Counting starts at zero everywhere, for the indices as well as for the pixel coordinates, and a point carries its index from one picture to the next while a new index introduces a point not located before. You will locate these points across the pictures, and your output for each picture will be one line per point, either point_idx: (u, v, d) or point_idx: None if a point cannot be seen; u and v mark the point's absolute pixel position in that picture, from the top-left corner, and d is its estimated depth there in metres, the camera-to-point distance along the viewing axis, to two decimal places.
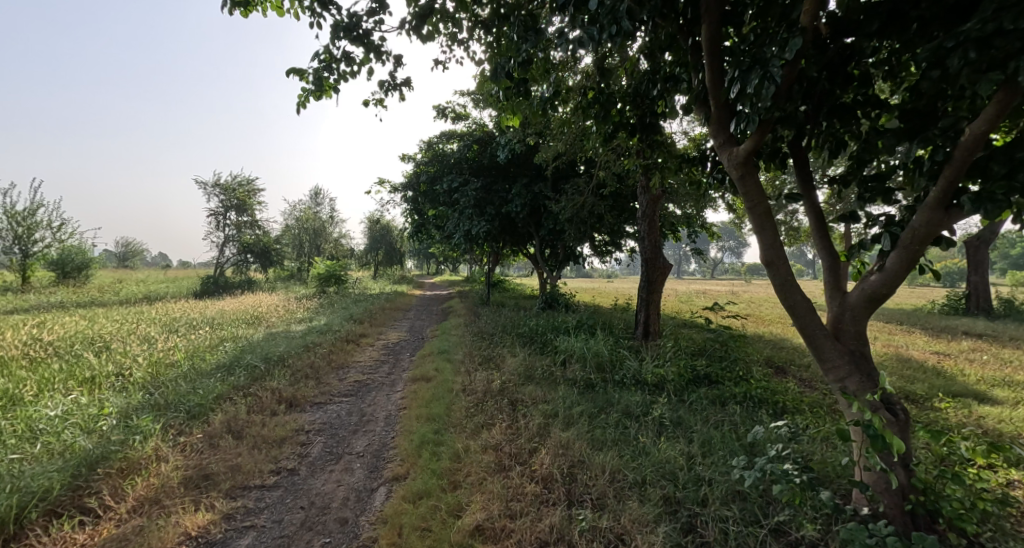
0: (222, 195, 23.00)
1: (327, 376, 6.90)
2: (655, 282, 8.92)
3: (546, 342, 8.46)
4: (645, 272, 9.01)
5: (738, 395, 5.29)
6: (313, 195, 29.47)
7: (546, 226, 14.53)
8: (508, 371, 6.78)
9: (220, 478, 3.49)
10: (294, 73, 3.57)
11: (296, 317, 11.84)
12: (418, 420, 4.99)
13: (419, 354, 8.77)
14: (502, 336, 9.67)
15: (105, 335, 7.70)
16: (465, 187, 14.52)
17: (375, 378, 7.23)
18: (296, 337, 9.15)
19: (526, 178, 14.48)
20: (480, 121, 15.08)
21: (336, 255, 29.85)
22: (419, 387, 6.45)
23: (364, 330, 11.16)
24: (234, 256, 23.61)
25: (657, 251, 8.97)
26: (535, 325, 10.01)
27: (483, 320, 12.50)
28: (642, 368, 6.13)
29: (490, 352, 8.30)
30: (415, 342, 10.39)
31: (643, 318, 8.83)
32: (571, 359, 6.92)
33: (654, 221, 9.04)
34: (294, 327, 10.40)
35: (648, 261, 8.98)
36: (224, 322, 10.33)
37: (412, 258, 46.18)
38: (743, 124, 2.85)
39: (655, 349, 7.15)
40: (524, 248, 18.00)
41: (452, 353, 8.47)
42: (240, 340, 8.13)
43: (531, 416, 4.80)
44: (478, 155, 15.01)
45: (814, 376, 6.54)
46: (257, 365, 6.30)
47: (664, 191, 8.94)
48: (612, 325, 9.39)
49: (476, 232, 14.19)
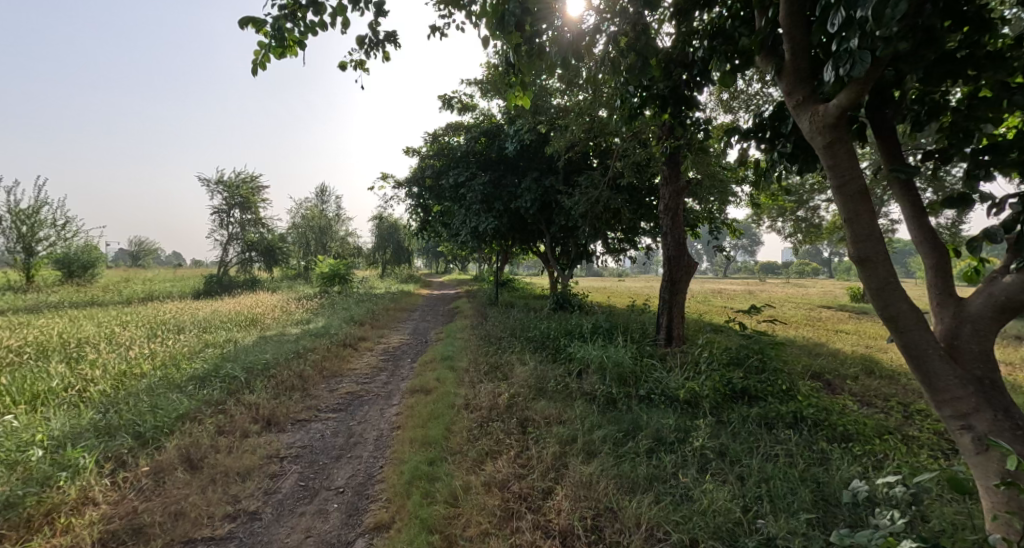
0: (226, 193, 22.54)
1: (316, 388, 6.21)
2: (680, 282, 8.12)
3: (559, 349, 7.72)
4: (667, 270, 8.22)
5: (786, 415, 4.50)
6: (319, 192, 29.01)
7: (557, 223, 13.76)
8: (518, 383, 6.04)
9: (155, 532, 2.81)
10: (248, 22, 2.88)
11: (292, 319, 11.21)
12: (412, 445, 4.28)
13: (421, 361, 8.07)
14: (511, 341, 8.92)
15: (78, 340, 7.08)
16: (472, 181, 13.81)
17: (370, 389, 6.54)
18: (291, 342, 8.51)
19: (536, 172, 13.73)
20: (488, 112, 14.38)
21: (343, 254, 29.33)
22: (418, 401, 5.74)
23: (365, 333, 10.49)
24: (238, 255, 23.16)
25: (682, 248, 8.16)
26: (546, 328, 9.23)
27: (490, 323, 11.78)
28: (672, 380, 5.34)
29: (498, 359, 7.53)
30: (418, 347, 9.72)
31: (665, 321, 8.07)
32: (589, 370, 6.14)
33: (678, 215, 8.22)
34: (290, 331, 9.72)
35: (672, 259, 8.17)
36: (216, 325, 9.70)
37: (420, 257, 45.73)
38: (841, 67, 2.05)
39: (683, 357, 6.36)
40: (534, 246, 17.26)
41: (456, 360, 7.74)
42: (226, 346, 7.50)
43: (545, 444, 4.08)
44: (486, 148, 14.30)
45: (867, 391, 5.73)
46: (236, 375, 5.63)
47: (690, 181, 8.12)
48: (629, 328, 8.61)
49: (483, 228, 13.48)
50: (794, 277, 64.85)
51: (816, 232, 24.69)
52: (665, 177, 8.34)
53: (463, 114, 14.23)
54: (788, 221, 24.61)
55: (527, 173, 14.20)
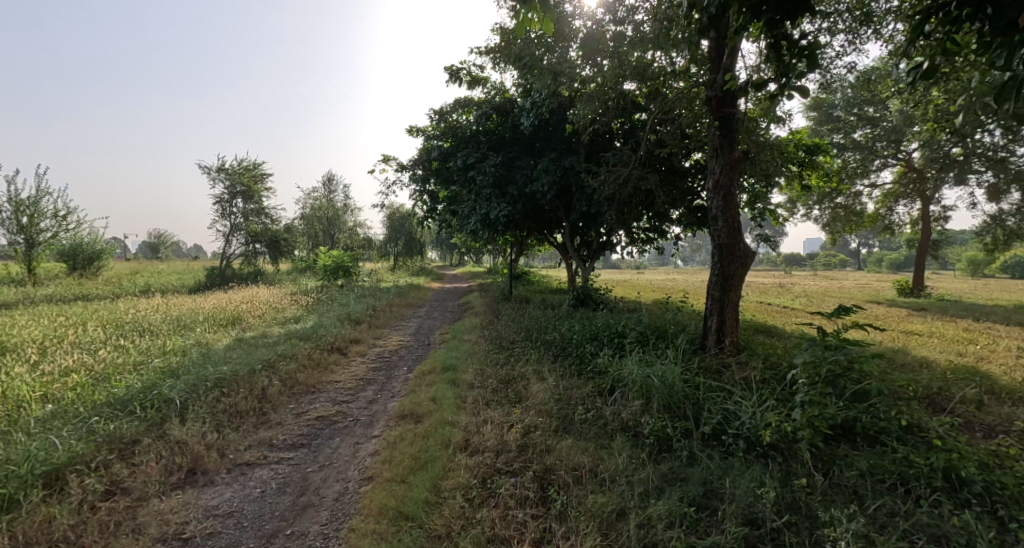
0: (228, 181, 21.55)
1: (278, 412, 4.91)
2: (735, 278, 6.58)
3: (585, 357, 6.35)
4: (718, 262, 6.68)
5: (932, 477, 3.06)
6: (326, 182, 27.92)
7: (577, 209, 12.31)
8: (534, 411, 4.63)
9: None
10: None
11: (281, 318, 10.03)
12: (381, 519, 2.96)
13: (417, 371, 6.75)
14: (526, 346, 7.54)
15: (9, 346, 5.94)
16: (483, 163, 12.42)
17: (350, 411, 5.24)
18: (268, 346, 7.28)
19: (555, 152, 12.31)
20: (500, 85, 12.97)
21: (352, 246, 28.27)
22: (404, 432, 4.38)
23: (359, 334, 9.22)
24: (242, 247, 22.24)
25: (738, 234, 6.59)
26: (566, 331, 7.83)
27: (502, 321, 10.45)
28: (749, 411, 3.87)
29: (510, 373, 6.15)
30: (419, 350, 8.48)
31: (715, 326, 6.59)
32: (628, 393, 4.68)
33: (733, 194, 6.61)
34: (271, 333, 8.48)
35: (723, 249, 6.63)
36: (188, 326, 8.49)
37: (435, 248, 44.75)
38: None
39: (751, 377, 4.86)
40: (551, 235, 15.87)
41: (459, 372, 6.38)
42: (185, 353, 6.31)
43: (579, 545, 2.67)
44: (498, 126, 12.90)
45: (1012, 422, 4.22)
46: (169, 397, 4.35)
47: (749, 152, 6.51)
48: (667, 330, 7.12)
49: (495, 216, 12.14)
50: (820, 269, 62.25)
51: (856, 220, 22.76)
52: (715, 148, 6.77)
53: (473, 88, 12.79)
54: (826, 206, 22.79)
55: (544, 153, 12.76)
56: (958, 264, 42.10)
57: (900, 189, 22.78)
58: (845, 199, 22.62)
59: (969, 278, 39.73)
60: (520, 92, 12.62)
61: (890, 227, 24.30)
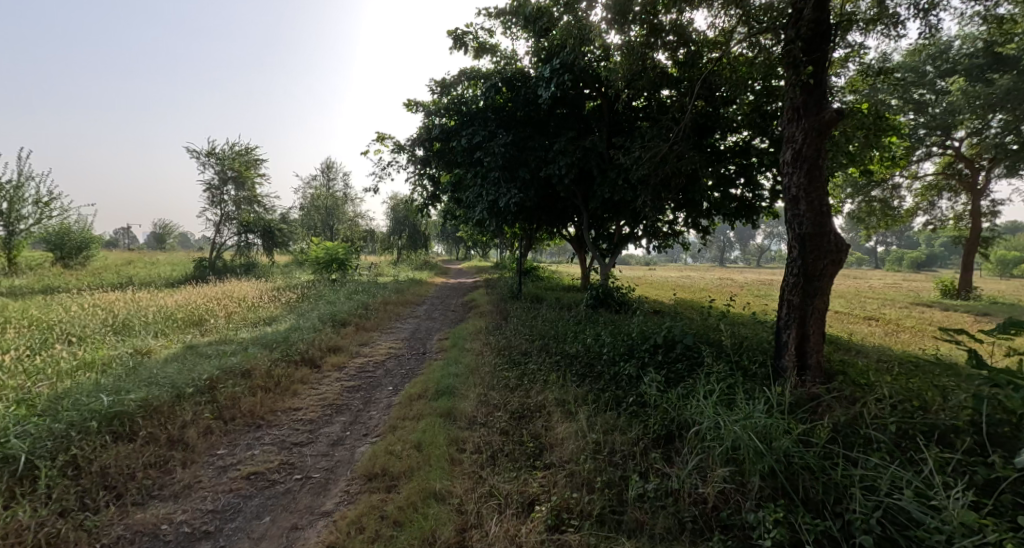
0: (218, 166, 20.11)
1: (194, 467, 3.43)
2: (823, 279, 4.94)
3: (622, 385, 4.87)
4: (799, 258, 5.04)
5: None
6: (325, 169, 26.43)
7: (598, 197, 10.75)
8: (566, 480, 3.15)
9: None
10: None
11: (253, 318, 8.57)
12: None
13: (403, 395, 5.26)
14: (542, 363, 6.04)
15: None
16: (491, 142, 10.88)
17: (304, 459, 3.78)
18: (220, 358, 5.80)
19: (573, 131, 10.77)
20: (511, 53, 11.37)
21: (352, 238, 26.81)
22: (367, 514, 2.90)
23: (342, 341, 7.74)
24: (233, 237, 20.90)
25: (827, 221, 4.93)
26: (592, 342, 6.32)
27: (512, 325, 8.96)
28: (930, 513, 2.33)
29: (524, 404, 4.66)
30: (411, 361, 7.04)
31: (794, 341, 4.99)
32: (705, 455, 3.13)
33: (820, 168, 4.96)
34: (233, 339, 7.01)
35: (806, 242, 4.99)
36: (136, 330, 7.04)
37: (440, 241, 43.33)
38: None
39: (883, 429, 3.32)
40: (565, 226, 14.36)
41: (456, 400, 4.90)
42: (100, 372, 4.83)
43: None
44: (508, 101, 11.33)
45: None
46: (12, 454, 2.89)
47: (844, 111, 4.82)
48: (722, 345, 5.59)
49: (503, 203, 10.64)
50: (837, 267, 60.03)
51: (894, 216, 20.90)
52: (796, 109, 5.11)
53: (480, 57, 11.19)
54: (861, 200, 21.02)
55: (560, 134, 11.20)
56: (986, 263, 39.93)
57: (943, 182, 20.75)
58: (882, 191, 20.76)
59: (1000, 278, 37.58)
60: (534, 61, 11.00)
61: (930, 223, 22.34)
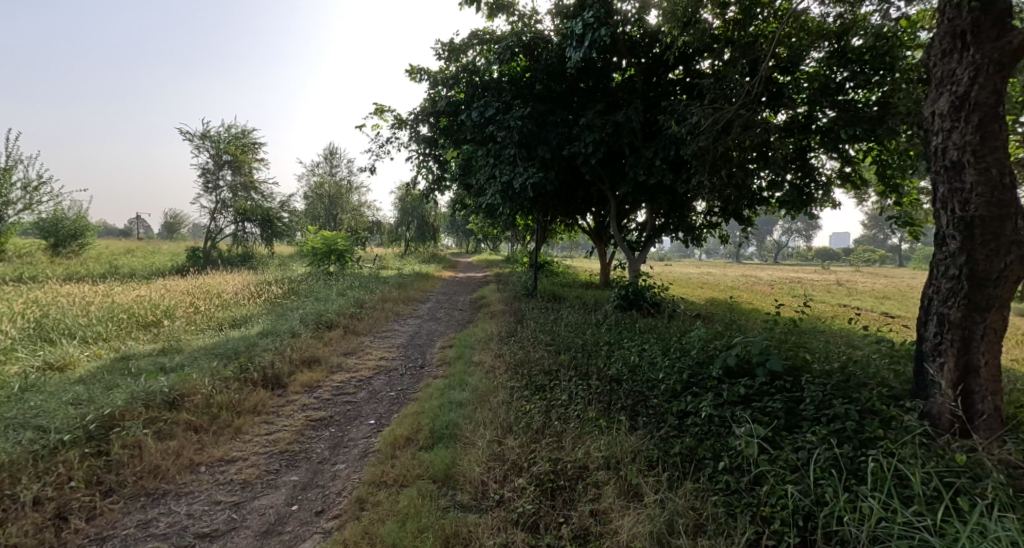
0: (213, 150, 18.76)
1: None
2: (1000, 286, 3.30)
3: (698, 439, 3.35)
4: (962, 254, 3.41)
5: None
6: (329, 156, 25.01)
7: (629, 180, 9.16)
8: None
9: None
10: None
11: (219, 319, 7.15)
12: None
13: (385, 436, 3.80)
14: (574, 390, 4.49)
15: None
16: (504, 115, 9.33)
17: None
18: (147, 376, 4.40)
19: (601, 104, 9.18)
20: (530, 11, 9.75)
21: (357, 228, 25.44)
22: None
23: (322, 349, 6.28)
24: (229, 226, 19.62)
25: (1010, 200, 3.27)
26: (640, 364, 4.75)
27: (529, 331, 7.40)
28: None
29: (557, 465, 3.19)
30: (404, 379, 5.57)
31: (950, 378, 3.40)
32: None
33: (997, 121, 3.31)
34: (182, 348, 5.57)
35: (974, 231, 3.34)
36: (65, 334, 5.65)
37: (451, 234, 41.82)
38: None
39: None
40: (586, 215, 12.78)
41: (457, 452, 3.45)
42: None
43: None
44: (525, 70, 9.75)
45: None
46: None
47: None
48: (828, 376, 4.01)
49: (518, 187, 9.13)
50: None
51: None
52: (955, 36, 3.48)
53: (494, 17, 9.61)
54: None
55: (586, 108, 9.64)
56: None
57: None
58: None
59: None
60: (556, 22, 9.36)
61: None
